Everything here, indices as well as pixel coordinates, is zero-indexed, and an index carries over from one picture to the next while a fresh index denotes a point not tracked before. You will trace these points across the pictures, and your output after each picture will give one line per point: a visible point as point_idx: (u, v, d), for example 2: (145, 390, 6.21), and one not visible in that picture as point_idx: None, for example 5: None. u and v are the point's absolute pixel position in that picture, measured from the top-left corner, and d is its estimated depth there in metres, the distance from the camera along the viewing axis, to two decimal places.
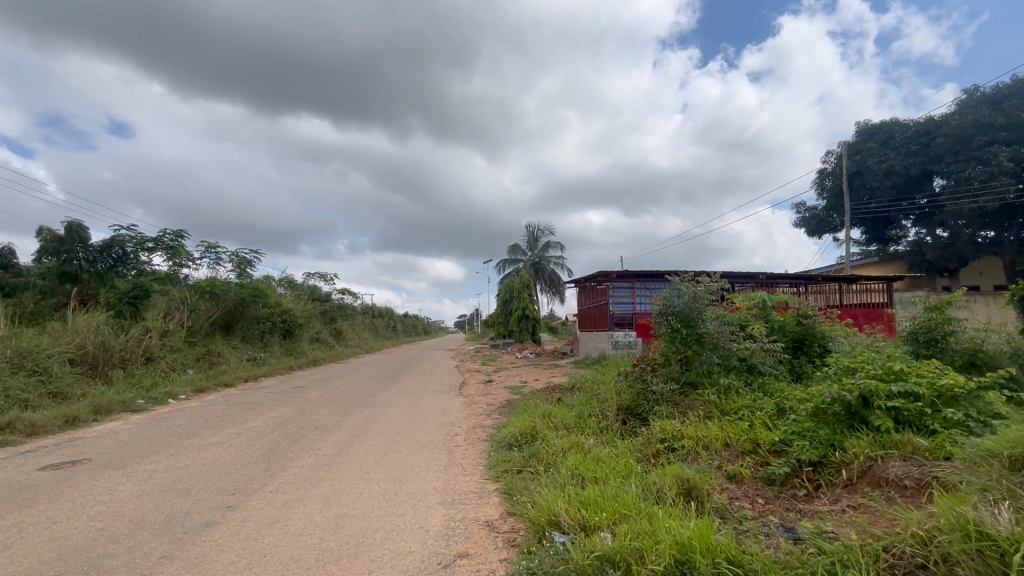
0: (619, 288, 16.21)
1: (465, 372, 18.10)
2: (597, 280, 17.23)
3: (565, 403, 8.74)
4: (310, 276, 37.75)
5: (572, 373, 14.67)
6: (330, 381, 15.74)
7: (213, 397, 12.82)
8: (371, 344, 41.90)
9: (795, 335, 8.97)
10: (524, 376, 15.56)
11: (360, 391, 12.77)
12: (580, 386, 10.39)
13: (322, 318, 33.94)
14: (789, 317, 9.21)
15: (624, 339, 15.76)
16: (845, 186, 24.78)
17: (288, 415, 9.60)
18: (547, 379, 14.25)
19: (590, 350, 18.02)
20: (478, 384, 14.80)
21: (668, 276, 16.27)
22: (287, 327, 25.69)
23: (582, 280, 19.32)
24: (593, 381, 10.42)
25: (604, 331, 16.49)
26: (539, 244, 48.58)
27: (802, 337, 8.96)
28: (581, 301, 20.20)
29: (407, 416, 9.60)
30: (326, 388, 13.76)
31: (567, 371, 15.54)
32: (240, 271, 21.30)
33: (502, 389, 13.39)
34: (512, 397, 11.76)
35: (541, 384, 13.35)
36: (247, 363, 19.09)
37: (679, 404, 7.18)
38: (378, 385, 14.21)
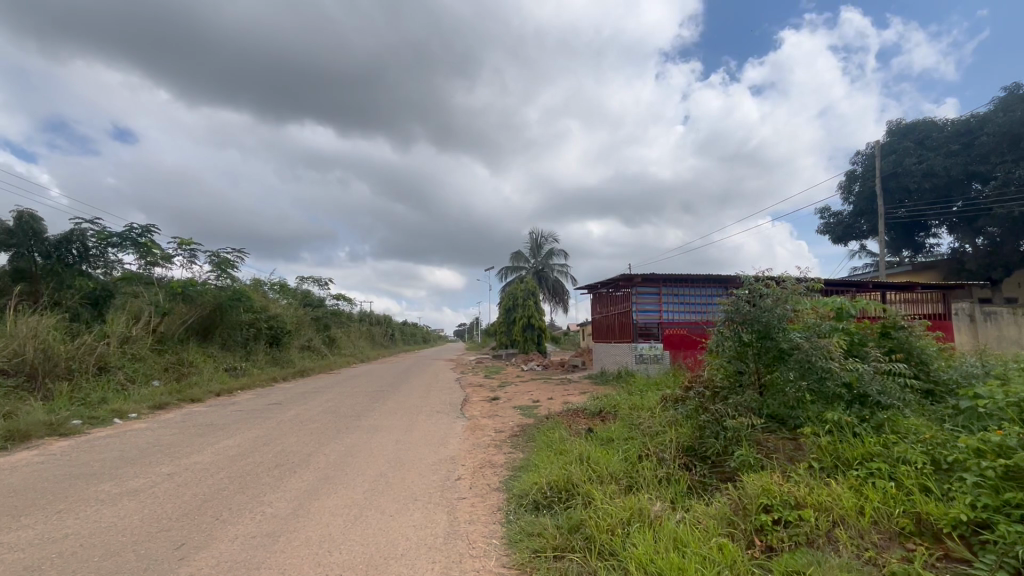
0: (644, 294, 14.31)
1: (466, 387, 16.11)
2: (618, 285, 15.33)
3: (600, 436, 6.82)
4: (303, 281, 35.86)
5: (592, 392, 12.68)
6: (313, 396, 13.77)
7: (171, 415, 10.85)
8: (366, 353, 39.83)
9: (896, 349, 6.95)
10: (536, 393, 13.57)
11: (344, 411, 10.82)
12: (612, 411, 8.44)
13: (314, 325, 32.04)
14: (886, 326, 7.18)
15: (650, 353, 13.83)
16: (877, 189, 23.03)
17: (248, 446, 7.59)
18: (565, 399, 12.24)
19: (609, 364, 16.05)
20: (483, 403, 12.84)
21: (698, 281, 14.36)
22: (274, 333, 23.73)
23: (599, 285, 17.42)
24: (627, 405, 8.46)
25: (626, 343, 14.53)
26: (543, 252, 46.78)
27: (905, 351, 6.95)
28: (596, 309, 18.27)
29: (399, 449, 7.60)
30: (308, 406, 11.80)
31: (586, 389, 13.53)
32: (222, 271, 19.37)
33: (513, 410, 11.41)
34: (526, 421, 9.78)
35: (557, 405, 11.39)
36: (224, 373, 17.09)
37: (768, 447, 5.22)
38: (369, 403, 12.22)
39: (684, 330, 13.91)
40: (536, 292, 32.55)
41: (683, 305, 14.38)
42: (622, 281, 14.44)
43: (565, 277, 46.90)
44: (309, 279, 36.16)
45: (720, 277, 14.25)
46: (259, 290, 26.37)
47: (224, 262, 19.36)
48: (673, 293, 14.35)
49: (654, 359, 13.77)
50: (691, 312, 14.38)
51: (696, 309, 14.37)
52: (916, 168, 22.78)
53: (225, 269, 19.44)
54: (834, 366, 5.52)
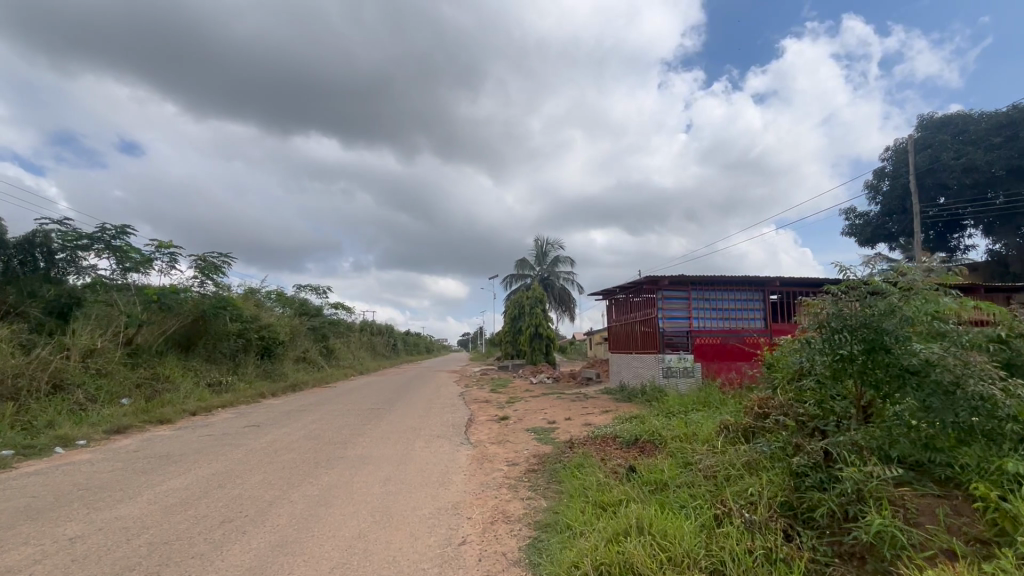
0: (672, 298, 12.68)
1: (472, 404, 14.47)
2: (640, 288, 13.71)
3: (649, 480, 5.23)
4: (300, 290, 34.44)
5: (616, 411, 11.02)
6: (299, 416, 12.18)
7: (127, 442, 9.27)
8: (366, 365, 38.22)
9: None
10: (550, 412, 11.91)
11: (329, 437, 9.21)
12: (655, 442, 6.80)
13: (311, 335, 30.49)
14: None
15: (679, 366, 12.24)
16: (912, 185, 21.43)
17: (195, 490, 5.96)
18: (587, 419, 10.57)
19: (631, 378, 14.39)
20: (491, 424, 11.20)
21: (733, 284, 12.72)
22: (265, 345, 22.19)
23: (620, 290, 15.80)
24: (672, 434, 6.84)
25: (651, 354, 12.87)
26: (549, 259, 45.27)
27: None
28: (614, 317, 16.67)
29: (388, 492, 5.96)
30: (289, 429, 10.19)
31: (608, 407, 11.84)
32: (205, 278, 17.85)
33: (526, 434, 9.77)
34: (544, 450, 8.13)
35: (579, 429, 9.75)
36: (204, 389, 15.49)
37: (910, 511, 3.64)
38: (360, 425, 10.63)
39: (717, 340, 12.46)
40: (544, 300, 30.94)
41: (715, 312, 12.71)
42: (647, 283, 12.79)
43: (571, 285, 45.28)
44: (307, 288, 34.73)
45: (758, 279, 12.56)
46: (251, 299, 24.89)
47: (208, 267, 17.86)
48: (704, 297, 12.74)
49: (684, 372, 12.19)
50: (724, 319, 12.72)
51: (729, 316, 12.72)
52: (955, 163, 21.15)
53: (210, 275, 17.92)
54: (996, 392, 3.89)
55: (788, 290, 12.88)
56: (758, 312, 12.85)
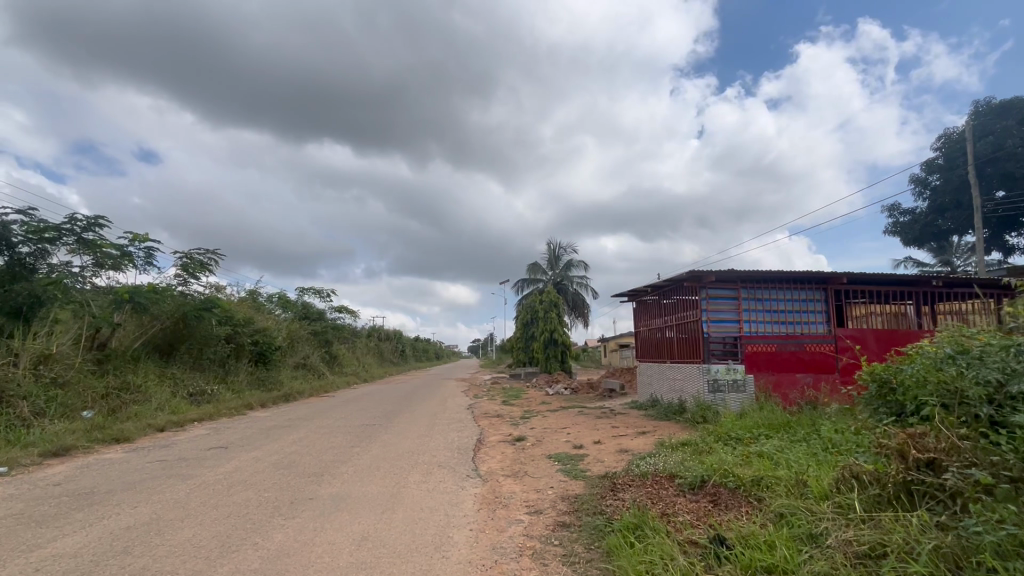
0: (719, 298, 10.69)
1: (482, 421, 12.58)
2: (678, 287, 11.76)
3: (756, 567, 3.36)
4: (303, 293, 32.97)
5: (658, 435, 9.06)
6: (279, 434, 10.41)
7: (57, 469, 7.55)
8: (371, 371, 36.56)
9: None
10: (575, 434, 10.00)
11: (304, 467, 7.41)
12: (739, 495, 4.87)
13: (313, 341, 28.90)
14: None
15: (728, 378, 10.30)
16: (971, 177, 19.34)
17: (84, 559, 4.16)
18: (622, 444, 8.65)
19: (665, 392, 12.44)
20: (505, 448, 9.33)
21: (789, 280, 10.75)
22: (260, 351, 20.59)
23: (651, 292, 13.91)
24: (761, 482, 4.91)
25: (693, 365, 10.88)
26: (562, 263, 43.41)
27: None
28: (643, 322, 14.74)
29: (356, 567, 4.09)
30: (260, 453, 8.42)
31: (645, 428, 9.89)
32: (188, 277, 16.19)
33: (549, 464, 7.86)
34: (575, 491, 6.22)
35: (614, 457, 7.85)
36: (182, 400, 13.75)
37: None
38: (347, 449, 8.82)
39: (772, 348, 10.50)
40: (559, 305, 29.05)
41: (770, 314, 10.69)
42: (687, 281, 10.85)
43: (585, 290, 43.37)
44: (310, 291, 33.23)
45: (819, 274, 10.62)
46: (247, 302, 23.35)
47: (192, 265, 16.24)
48: (756, 296, 10.74)
49: (733, 387, 10.25)
50: (780, 322, 10.71)
51: (786, 319, 10.68)
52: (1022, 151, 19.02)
53: (193, 273, 16.25)
54: None
55: (854, 288, 10.93)
56: (819, 314, 10.79)
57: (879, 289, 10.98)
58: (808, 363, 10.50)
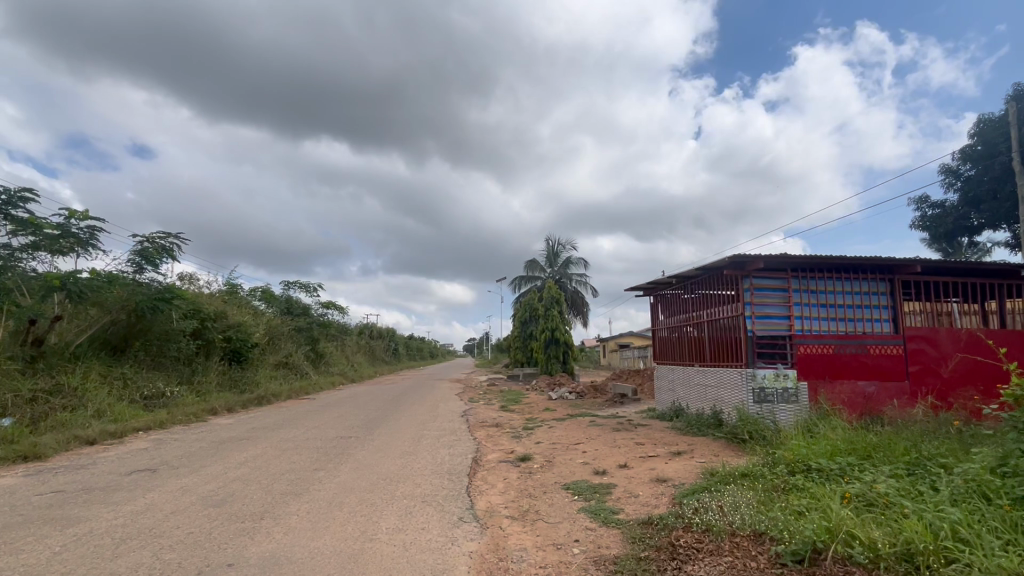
0: (767, 289, 8.88)
1: (479, 433, 10.76)
2: (717, 277, 9.92)
3: None
4: (288, 289, 31.03)
5: (699, 459, 7.28)
6: (231, 451, 8.51)
7: None
8: (361, 372, 34.62)
9: None
10: (593, 454, 8.21)
11: (240, 505, 5.52)
12: None
13: (296, 338, 26.94)
14: None
15: (776, 387, 8.55)
16: (1016, 164, 17.62)
17: None
18: (657, 471, 6.86)
19: (695, 401, 10.63)
20: (509, 472, 7.49)
21: (850, 269, 8.94)
22: (233, 348, 18.65)
23: (675, 285, 12.15)
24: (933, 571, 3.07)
25: (733, 369, 9.11)
26: (561, 260, 41.55)
27: None
28: (665, 320, 12.91)
29: None
30: (193, 480, 6.55)
31: (680, 448, 8.11)
32: (142, 265, 14.05)
33: (567, 500, 6.05)
34: (612, 551, 4.41)
35: (651, 493, 6.03)
36: (130, 406, 11.86)
37: None
38: (308, 474, 6.97)
39: (830, 350, 8.73)
40: (560, 302, 27.18)
41: (827, 310, 8.90)
42: (727, 269, 9.06)
43: (584, 288, 41.54)
44: (295, 285, 31.27)
45: (889, 262, 8.80)
46: (221, 295, 21.36)
47: (148, 251, 14.08)
48: (810, 288, 8.93)
49: (784, 398, 8.51)
50: (839, 319, 8.89)
51: (847, 316, 8.88)
52: None
53: (149, 260, 14.09)
54: None
55: (925, 280, 9.14)
56: (885, 310, 8.99)
57: (955, 281, 9.22)
58: (871, 368, 8.71)
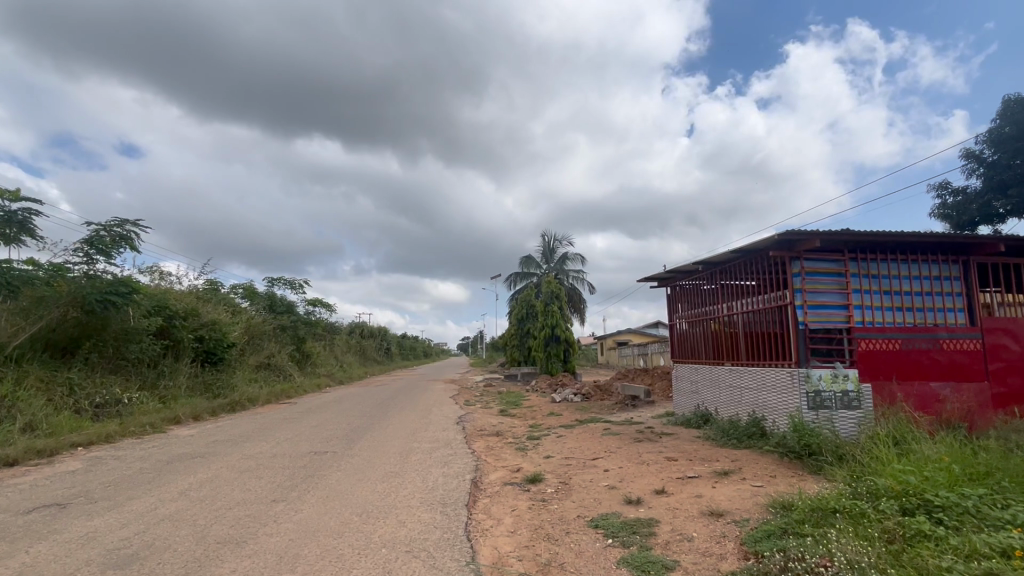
0: (820, 274, 7.47)
1: (477, 445, 9.28)
2: (756, 261, 8.50)
3: None
4: (273, 286, 29.43)
5: (755, 483, 5.83)
6: (178, 473, 6.98)
7: None
8: (351, 372, 33.07)
9: None
10: (618, 474, 6.74)
11: (151, 567, 4.00)
12: None
13: (280, 337, 25.34)
14: None
15: (833, 391, 7.11)
16: None
17: None
18: (707, 501, 5.41)
19: (729, 406, 9.17)
20: (517, 501, 6.01)
21: (916, 248, 7.55)
22: (206, 349, 17.02)
23: (698, 273, 10.75)
24: None
25: (779, 369, 7.68)
26: (557, 256, 40.14)
27: None
28: (686, 314, 11.47)
29: None
30: (106, 522, 5.01)
31: (723, 466, 6.66)
32: (93, 255, 12.36)
33: (598, 546, 4.58)
34: None
35: (709, 535, 4.56)
36: (72, 417, 10.28)
37: None
38: (262, 508, 5.46)
39: (895, 345, 7.32)
40: (561, 297, 25.72)
41: (892, 297, 7.50)
42: (772, 251, 7.64)
43: (582, 285, 40.12)
44: (281, 282, 29.67)
45: (963, 240, 7.40)
46: (195, 292, 19.71)
47: (102, 240, 12.43)
48: (870, 272, 7.52)
49: (843, 404, 7.07)
50: (905, 308, 7.49)
51: (913, 305, 7.49)
52: None
53: (101, 249, 12.38)
54: None
55: (1002, 264, 7.77)
56: (956, 298, 7.61)
57: None
58: (946, 366, 7.34)
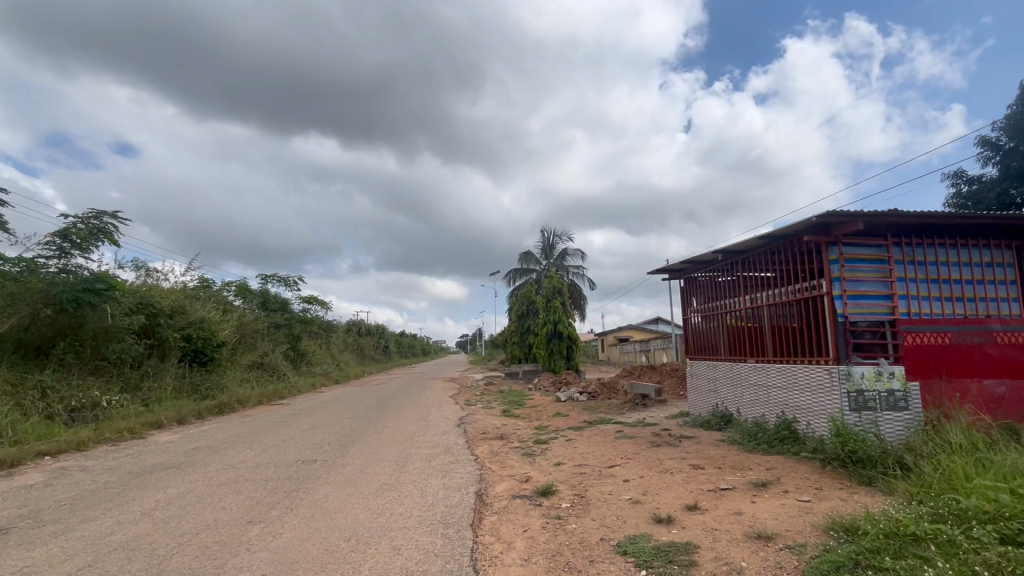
0: (860, 260, 6.73)
1: (480, 450, 8.55)
2: (784, 249, 7.78)
3: None
4: (267, 283, 28.62)
5: (802, 498, 5.09)
6: (146, 488, 6.23)
7: None
8: (348, 371, 32.31)
9: None
10: (640, 486, 6.01)
11: None
12: None
13: (274, 336, 24.56)
14: None
15: (877, 390, 6.39)
16: None
17: None
18: (751, 521, 4.66)
19: (753, 407, 8.45)
20: (528, 519, 5.28)
21: (966, 233, 6.82)
22: (194, 349, 16.24)
23: (715, 264, 10.02)
24: None
25: (814, 366, 6.95)
26: (557, 252, 39.38)
27: None
28: (701, 308, 10.74)
29: None
30: (49, 554, 4.26)
31: (759, 476, 5.91)
32: (68, 248, 11.54)
33: None
34: None
35: (761, 566, 3.83)
36: (42, 422, 9.51)
37: None
38: (235, 533, 4.72)
39: (945, 340, 6.60)
40: (562, 293, 24.98)
41: (940, 287, 6.76)
42: (806, 236, 6.91)
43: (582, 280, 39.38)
44: (274, 280, 28.87)
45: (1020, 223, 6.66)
46: (183, 289, 18.91)
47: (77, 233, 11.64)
48: (916, 259, 6.79)
49: (889, 405, 6.35)
50: (955, 299, 6.75)
51: (964, 294, 6.76)
52: None
53: (76, 243, 11.59)
54: None
55: None
56: (1009, 287, 6.88)
57: None
58: (1000, 363, 6.63)
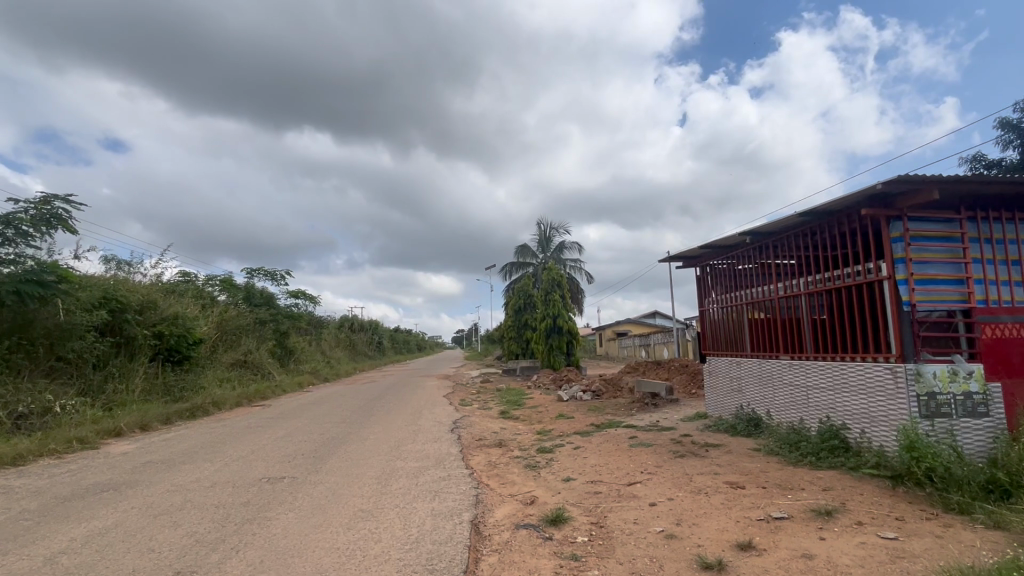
0: (928, 239, 5.66)
1: (476, 462, 7.42)
2: (828, 228, 6.67)
3: None
4: (252, 277, 27.34)
5: (885, 534, 4.00)
6: (66, 520, 5.06)
7: None
8: (340, 368, 31.15)
9: None
10: (672, 514, 4.89)
11: None
12: None
13: (259, 332, 23.33)
14: None
15: (953, 394, 5.32)
16: None
17: None
18: (829, 570, 3.56)
19: (789, 411, 7.37)
20: (537, 562, 4.15)
21: None
22: (166, 347, 15.03)
23: (738, 249, 8.92)
24: None
25: (871, 365, 5.87)
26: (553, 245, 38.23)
27: None
28: (720, 298, 9.65)
29: None
30: None
31: (817, 501, 4.82)
32: (11, 236, 10.22)
33: None
34: None
35: None
36: None
37: None
38: None
39: None
40: (561, 286, 23.85)
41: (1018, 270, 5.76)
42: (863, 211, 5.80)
43: (580, 273, 38.31)
44: (260, 274, 27.60)
45: None
46: (158, 284, 17.66)
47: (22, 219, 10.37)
48: (990, 237, 5.75)
49: (965, 411, 5.28)
50: None
51: None
52: None
53: (22, 230, 10.33)
54: None
55: None
56: None
57: None
58: None
